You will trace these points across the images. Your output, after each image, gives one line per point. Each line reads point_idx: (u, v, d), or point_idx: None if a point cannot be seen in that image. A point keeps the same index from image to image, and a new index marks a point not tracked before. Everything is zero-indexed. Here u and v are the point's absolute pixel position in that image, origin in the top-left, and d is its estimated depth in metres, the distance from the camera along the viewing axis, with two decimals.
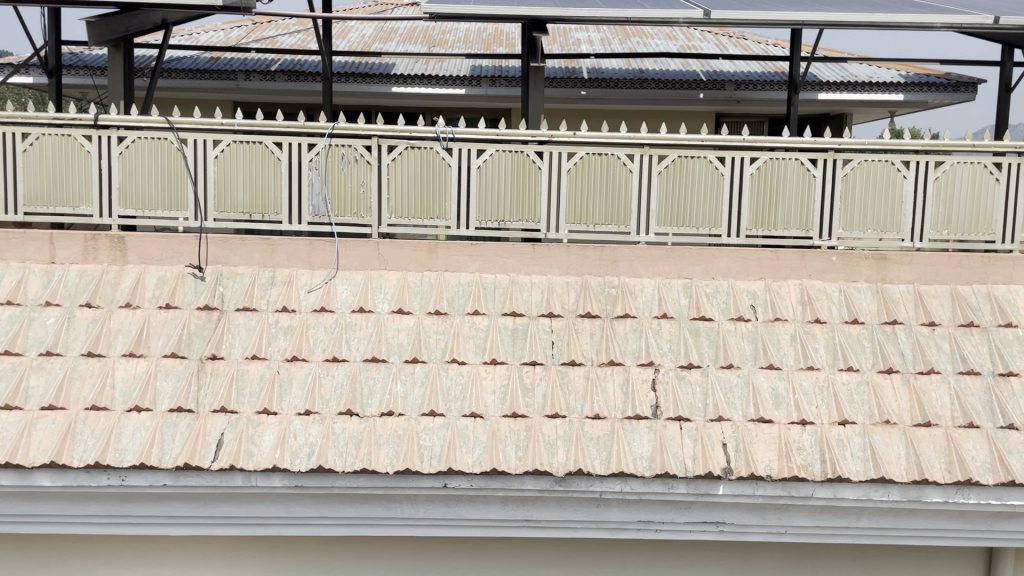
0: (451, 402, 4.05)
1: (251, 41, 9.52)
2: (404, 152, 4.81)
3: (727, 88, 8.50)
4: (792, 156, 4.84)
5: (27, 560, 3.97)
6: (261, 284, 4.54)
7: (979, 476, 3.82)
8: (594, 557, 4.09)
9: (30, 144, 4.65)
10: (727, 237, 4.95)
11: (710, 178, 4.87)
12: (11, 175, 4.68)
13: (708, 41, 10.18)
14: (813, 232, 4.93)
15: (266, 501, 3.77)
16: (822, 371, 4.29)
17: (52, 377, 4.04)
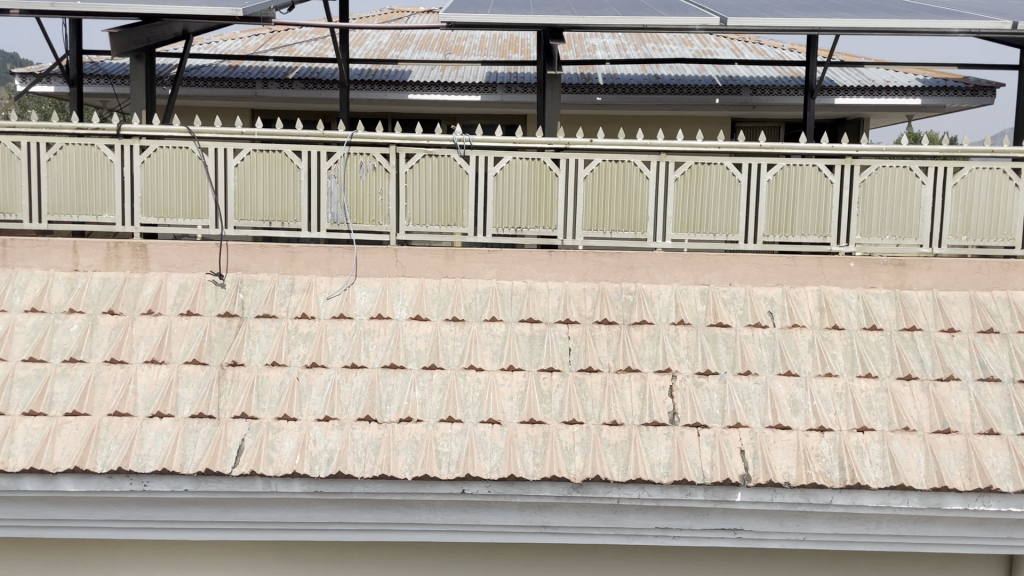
0: (549, 410, 4.11)
1: (306, 52, 9.62)
2: (508, 165, 4.86)
3: (744, 92, 8.49)
4: (898, 163, 4.86)
5: (138, 563, 4.11)
6: (329, 297, 4.57)
7: (1000, 483, 3.82)
8: (688, 560, 4.15)
9: (151, 156, 4.79)
10: (837, 246, 4.91)
11: (818, 188, 4.89)
12: (134, 186, 4.80)
13: (724, 46, 10.23)
14: (822, 239, 4.91)
15: (369, 508, 3.87)
16: (881, 378, 4.30)
17: (158, 383, 4.16)
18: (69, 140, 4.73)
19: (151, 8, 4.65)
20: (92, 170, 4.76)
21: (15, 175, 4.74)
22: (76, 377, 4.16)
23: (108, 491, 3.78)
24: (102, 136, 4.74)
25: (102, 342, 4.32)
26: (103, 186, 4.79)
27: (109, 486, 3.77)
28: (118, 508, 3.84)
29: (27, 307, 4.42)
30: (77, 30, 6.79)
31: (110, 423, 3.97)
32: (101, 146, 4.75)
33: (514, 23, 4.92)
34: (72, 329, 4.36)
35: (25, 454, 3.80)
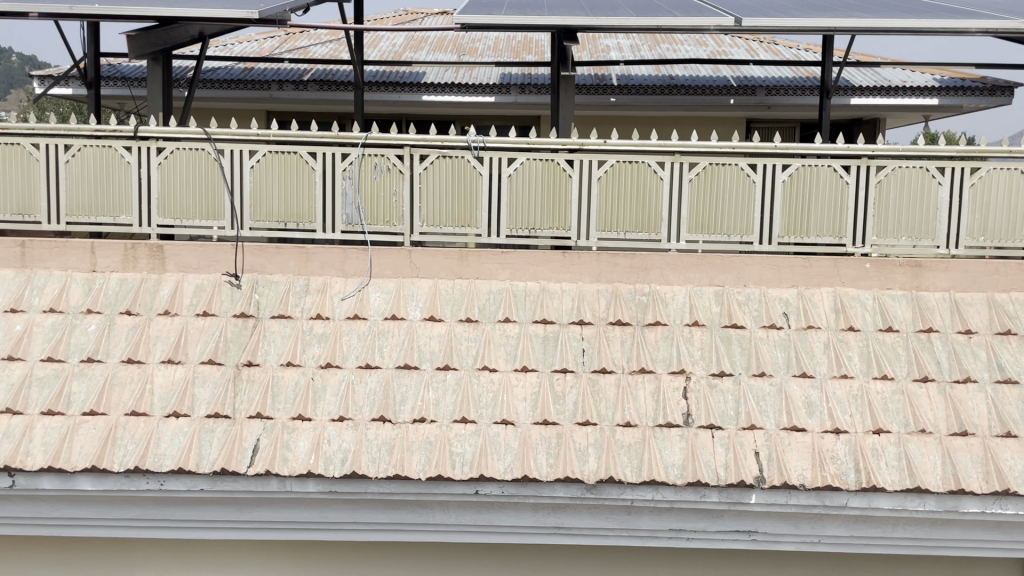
0: (482, 410, 4.05)
1: (285, 52, 9.61)
2: (434, 163, 4.75)
3: (759, 93, 8.40)
4: (826, 163, 4.76)
5: (64, 563, 4.05)
6: (269, 294, 4.52)
7: (931, 482, 3.77)
8: (623, 562, 4.08)
9: (76, 156, 4.66)
10: (760, 245, 4.83)
11: (742, 186, 4.79)
12: (59, 184, 4.67)
13: (738, 47, 10.13)
14: (759, 237, 4.81)
15: (300, 506, 3.82)
16: (856, 380, 4.24)
17: (94, 383, 4.08)
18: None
19: (90, 7, 4.62)
20: (19, 169, 4.64)
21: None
22: (11, 374, 4.09)
23: (35, 490, 3.73)
24: (28, 134, 4.62)
25: (41, 339, 4.25)
26: (28, 186, 4.66)
27: (38, 484, 3.72)
28: (44, 506, 3.80)
29: None
30: (94, 32, 6.81)
31: (41, 421, 3.91)
32: (30, 145, 4.63)
33: (466, 22, 4.88)
34: (12, 329, 4.26)
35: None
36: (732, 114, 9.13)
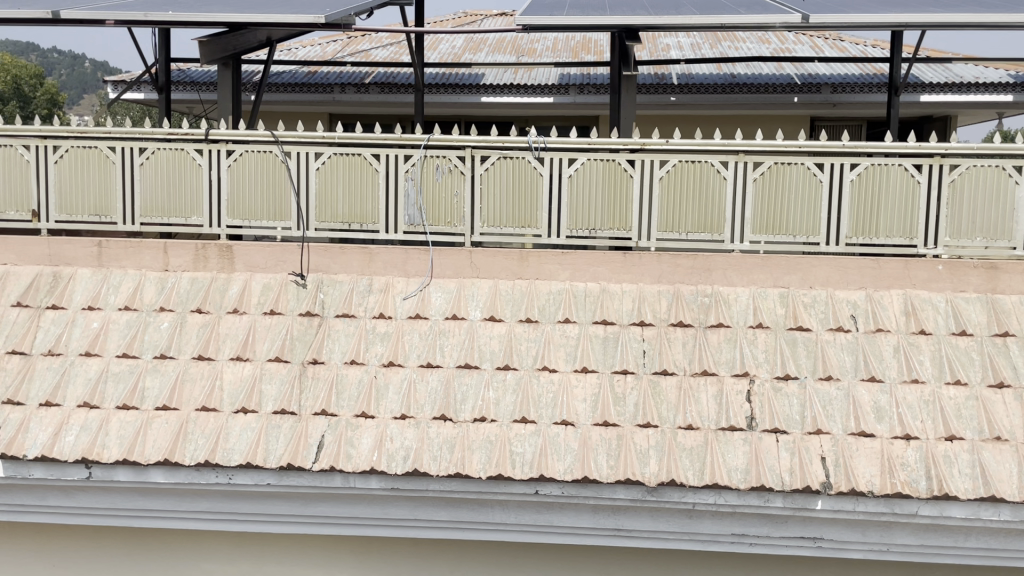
0: (543, 410, 4.05)
1: (347, 56, 9.78)
2: (495, 164, 4.76)
3: (825, 91, 8.20)
4: (897, 162, 4.63)
5: (138, 550, 4.20)
6: (333, 292, 4.59)
7: (1008, 492, 3.63)
8: (684, 566, 4.04)
9: (150, 159, 4.81)
10: (826, 245, 4.73)
11: (809, 187, 4.69)
12: (134, 187, 4.83)
13: (803, 44, 9.92)
14: (825, 238, 4.71)
15: (362, 502, 3.88)
16: (927, 385, 4.12)
17: (166, 378, 4.21)
18: (74, 143, 4.78)
19: (163, 14, 4.77)
20: (96, 172, 4.81)
21: (26, 178, 4.81)
22: (87, 369, 4.24)
23: (110, 482, 3.87)
24: (105, 137, 4.79)
25: (115, 336, 4.39)
26: (105, 188, 4.83)
27: (113, 476, 3.85)
28: (119, 497, 3.94)
29: (49, 302, 4.53)
30: (164, 38, 7.01)
31: (115, 415, 4.05)
32: (106, 148, 4.79)
33: (527, 23, 4.89)
34: (90, 326, 4.42)
35: (76, 443, 3.93)
36: (795, 112, 8.94)
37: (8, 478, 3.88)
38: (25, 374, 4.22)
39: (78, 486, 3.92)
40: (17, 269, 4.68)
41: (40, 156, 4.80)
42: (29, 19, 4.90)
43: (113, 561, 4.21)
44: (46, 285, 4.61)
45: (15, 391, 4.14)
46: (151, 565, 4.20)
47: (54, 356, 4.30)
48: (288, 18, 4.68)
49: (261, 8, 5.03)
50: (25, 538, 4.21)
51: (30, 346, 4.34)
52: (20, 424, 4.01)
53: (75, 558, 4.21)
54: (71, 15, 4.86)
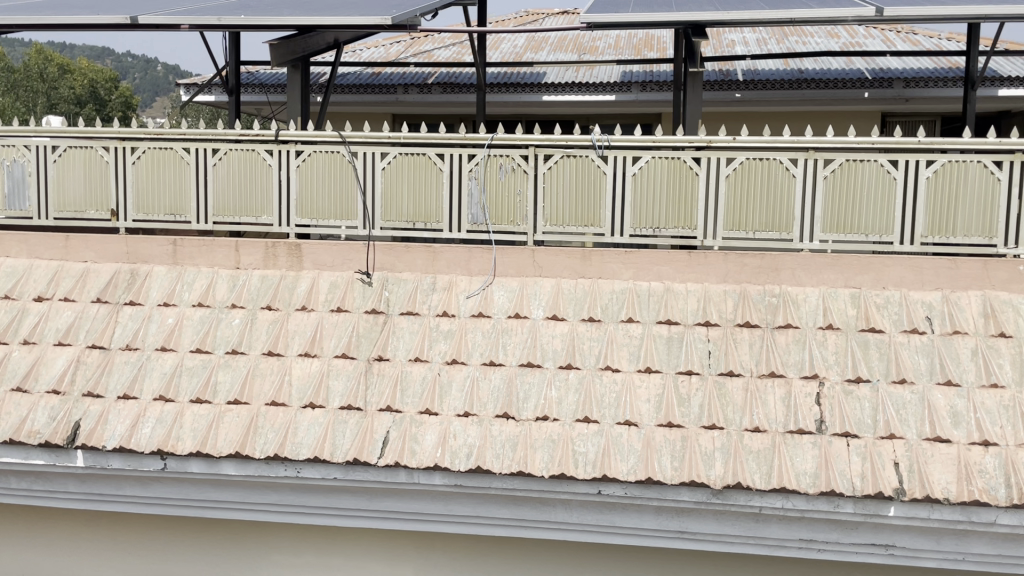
0: (606, 410, 4.03)
1: (411, 57, 9.89)
2: (559, 163, 4.76)
3: (896, 86, 7.97)
4: (976, 158, 4.47)
5: (210, 540, 4.32)
6: (397, 290, 4.64)
7: None
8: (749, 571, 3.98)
9: (223, 159, 4.94)
10: (900, 245, 4.58)
11: (882, 184, 4.56)
12: (207, 187, 4.97)
13: (874, 38, 9.64)
14: (898, 238, 4.57)
15: (426, 499, 3.93)
16: (1008, 390, 3.96)
17: (238, 373, 4.32)
18: (152, 145, 4.95)
19: (236, 18, 4.90)
20: (172, 172, 4.96)
21: (105, 178, 4.99)
22: (162, 364, 4.38)
23: (184, 473, 4.00)
24: (181, 138, 4.94)
25: (189, 331, 4.52)
26: (180, 188, 4.98)
27: (187, 467, 3.99)
28: (193, 488, 4.07)
29: (126, 299, 4.68)
30: (234, 41, 7.19)
31: (189, 409, 4.18)
32: (181, 149, 4.94)
33: (592, 20, 4.86)
34: (165, 322, 4.56)
35: (153, 435, 4.07)
36: (866, 108, 8.70)
37: (89, 468, 4.05)
38: (104, 367, 4.37)
39: (153, 477, 4.06)
40: (96, 266, 4.85)
41: (119, 158, 4.98)
42: (109, 25, 5.07)
43: (187, 550, 4.35)
44: (123, 282, 4.77)
45: (95, 384, 4.30)
46: (223, 555, 4.32)
47: (131, 350, 4.44)
48: (356, 20, 4.75)
49: (328, 10, 5.12)
50: (106, 526, 4.39)
51: (109, 340, 4.50)
52: (100, 416, 4.17)
53: (152, 546, 4.37)
54: (148, 20, 5.02)
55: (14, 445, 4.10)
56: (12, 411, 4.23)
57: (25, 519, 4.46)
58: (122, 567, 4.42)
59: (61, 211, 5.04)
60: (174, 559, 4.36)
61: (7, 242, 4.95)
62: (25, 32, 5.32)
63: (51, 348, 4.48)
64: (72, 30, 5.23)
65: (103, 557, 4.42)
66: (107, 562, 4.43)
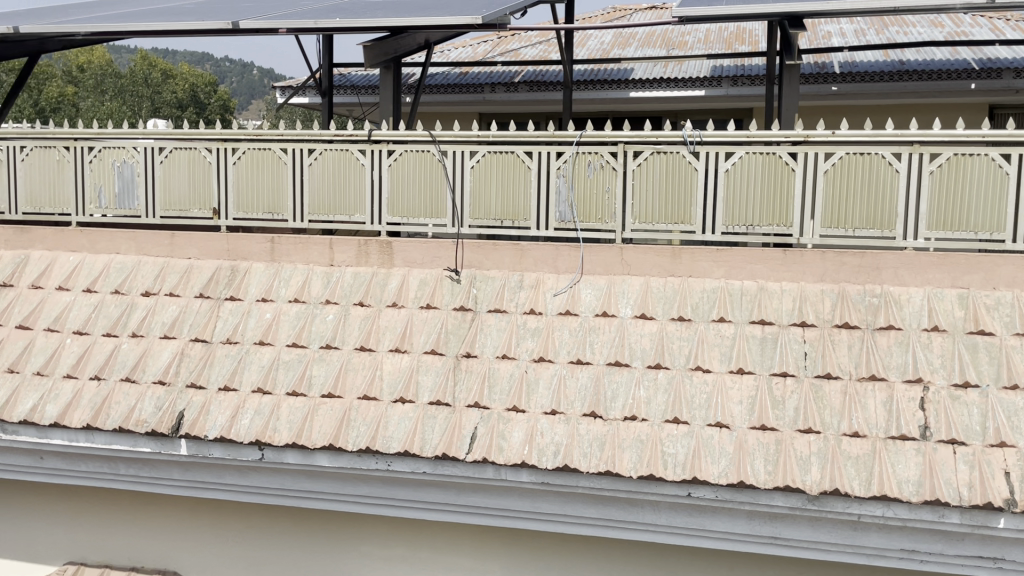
0: (696, 410, 3.96)
1: (498, 56, 9.93)
2: (649, 160, 4.70)
3: (1006, 76, 7.55)
4: None
5: (305, 529, 4.47)
6: (485, 287, 4.66)
7: None
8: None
9: (318, 159, 5.08)
10: (1013, 243, 4.34)
11: (994, 179, 4.32)
12: (303, 186, 5.11)
13: (982, 26, 9.15)
14: (1011, 235, 4.33)
15: (515, 495, 3.97)
16: None
17: (331, 367, 4.43)
18: (251, 146, 5.13)
19: (331, 21, 5.03)
20: (271, 172, 5.13)
21: (208, 178, 5.21)
22: (259, 357, 4.53)
23: (281, 463, 4.15)
24: (278, 139, 5.11)
25: (285, 326, 4.66)
26: (277, 187, 5.14)
27: (283, 457, 4.13)
28: (290, 478, 4.22)
29: (227, 294, 4.85)
30: (327, 44, 7.38)
31: (285, 402, 4.31)
32: (279, 150, 5.11)
33: (684, 14, 4.78)
34: (264, 317, 4.71)
35: (251, 425, 4.22)
36: (972, 100, 8.27)
37: (193, 456, 4.25)
38: (206, 360, 4.55)
39: (252, 466, 4.23)
40: (198, 263, 5.04)
41: (221, 159, 5.19)
42: (212, 31, 5.27)
43: (283, 539, 4.51)
44: (224, 278, 4.95)
45: (198, 375, 4.48)
46: (316, 544, 4.46)
47: (231, 344, 4.61)
48: (447, 20, 4.80)
49: (420, 12, 5.19)
50: (207, 512, 4.59)
51: (210, 334, 4.67)
52: (202, 406, 4.34)
53: (251, 533, 4.55)
54: (249, 25, 5.18)
55: (123, 433, 4.31)
56: (121, 401, 4.44)
57: (134, 504, 4.70)
58: (221, 552, 4.61)
59: (167, 210, 5.28)
60: (271, 548, 4.53)
61: (117, 240, 5.19)
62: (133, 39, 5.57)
63: (157, 341, 4.68)
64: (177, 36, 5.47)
65: (204, 543, 4.62)
66: (208, 547, 4.62)
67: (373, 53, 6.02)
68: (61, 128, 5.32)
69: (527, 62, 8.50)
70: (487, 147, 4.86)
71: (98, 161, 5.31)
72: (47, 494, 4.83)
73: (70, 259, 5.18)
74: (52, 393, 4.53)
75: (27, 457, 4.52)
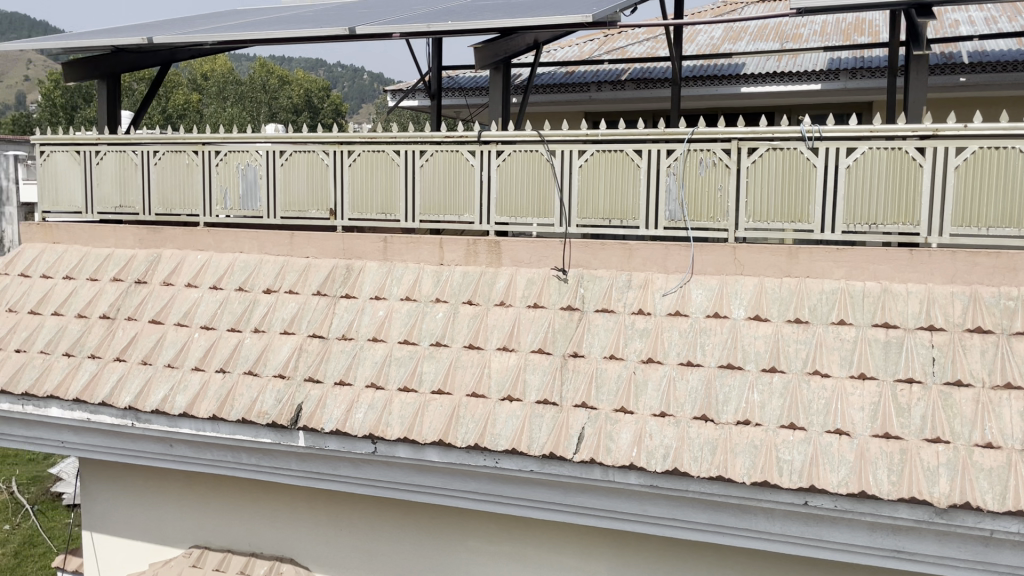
0: (814, 416, 3.83)
1: (604, 55, 9.88)
2: (763, 157, 4.57)
3: None
4: None
5: (417, 522, 4.61)
6: (592, 286, 4.60)
7: None
8: None
9: (429, 160, 5.18)
10: None
11: None
12: (415, 187, 5.22)
13: None
14: None
15: (620, 497, 4.00)
16: None
17: (441, 363, 4.50)
18: (366, 148, 5.29)
19: (443, 24, 5.10)
20: (384, 173, 5.27)
21: (325, 180, 5.40)
22: (372, 353, 4.65)
23: (393, 457, 4.29)
24: (392, 141, 5.24)
25: (396, 323, 4.77)
26: (390, 188, 5.27)
27: (395, 451, 4.28)
28: (402, 473, 4.38)
29: (342, 292, 4.99)
30: (436, 47, 7.51)
31: (397, 398, 4.41)
32: (392, 152, 5.24)
33: (803, 5, 4.61)
34: (376, 314, 4.83)
35: (366, 417, 4.37)
36: None
37: (310, 447, 4.45)
38: (322, 356, 4.71)
39: (365, 459, 4.39)
40: (314, 261, 5.21)
41: (337, 161, 5.37)
42: (329, 36, 5.43)
43: (396, 531, 4.66)
44: (338, 276, 5.09)
45: (315, 369, 4.64)
46: (428, 537, 4.60)
47: (346, 340, 4.75)
48: (558, 19, 4.79)
49: (530, 12, 5.19)
50: (323, 503, 4.79)
51: (327, 330, 4.83)
52: (319, 400, 4.51)
53: (365, 524, 4.72)
54: (364, 30, 5.32)
55: (246, 424, 4.54)
56: (244, 393, 4.66)
57: (255, 492, 4.94)
58: (336, 541, 4.80)
59: (287, 211, 5.49)
60: (384, 540, 4.69)
61: (241, 240, 5.43)
62: (256, 47, 5.81)
63: (277, 336, 4.88)
64: (296, 43, 5.67)
65: (321, 531, 4.82)
66: (324, 535, 4.81)
67: (482, 54, 6.05)
68: (191, 133, 5.63)
69: (635, 60, 8.40)
70: (596, 146, 4.83)
71: (224, 165, 5.59)
72: (175, 480, 5.13)
73: (197, 257, 5.46)
74: (181, 384, 4.81)
75: (158, 444, 4.86)
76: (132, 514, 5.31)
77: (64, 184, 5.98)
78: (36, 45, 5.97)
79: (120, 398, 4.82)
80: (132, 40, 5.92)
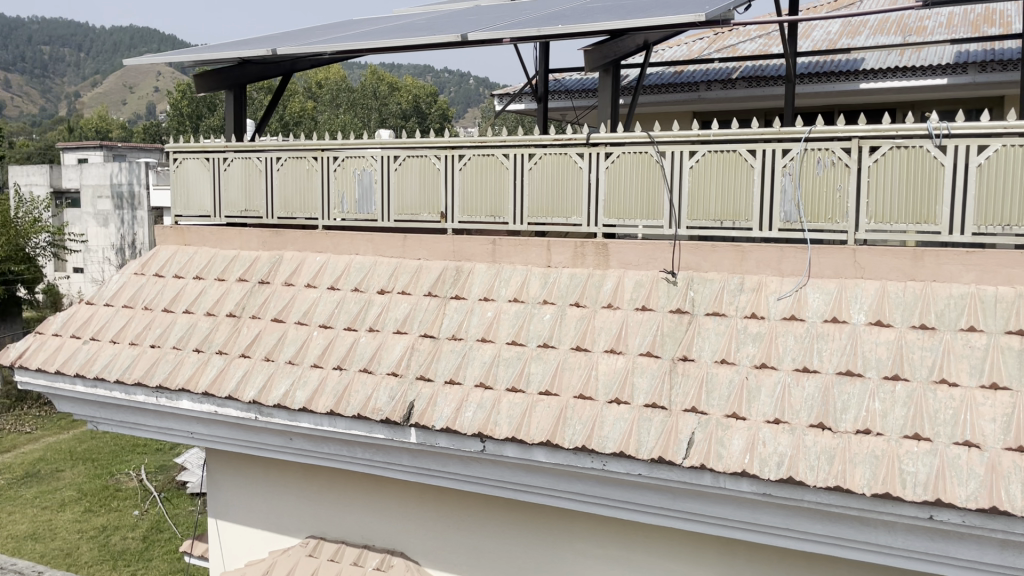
0: (940, 427, 3.65)
1: (715, 53, 9.69)
2: (885, 156, 4.38)
3: None
4: None
5: (526, 522, 4.67)
6: (703, 289, 4.52)
7: None
8: None
9: (538, 163, 5.22)
10: None
11: None
12: (523, 189, 5.27)
13: None
14: None
15: (732, 505, 3.96)
16: None
17: (548, 365, 4.52)
18: (476, 152, 5.38)
19: (553, 28, 5.12)
20: (493, 177, 5.34)
21: (436, 184, 5.52)
22: (481, 353, 4.73)
23: (501, 456, 4.37)
24: (502, 145, 5.31)
25: (505, 324, 4.82)
26: (500, 191, 5.34)
27: (504, 451, 4.35)
28: (511, 472, 4.46)
29: (452, 293, 5.09)
30: (544, 50, 7.55)
31: (505, 398, 4.47)
32: (501, 155, 5.31)
33: None
34: (485, 315, 4.89)
35: (475, 416, 4.44)
36: None
37: (422, 444, 4.59)
38: (433, 355, 4.82)
39: (474, 457, 4.48)
40: (425, 263, 5.34)
41: (448, 164, 5.48)
42: (442, 43, 5.54)
43: (504, 530, 4.73)
44: (448, 277, 5.20)
45: (426, 368, 4.76)
46: (536, 537, 4.64)
47: (456, 340, 4.85)
48: (669, 20, 4.74)
49: (640, 12, 5.15)
50: (433, 500, 4.91)
51: (438, 330, 4.94)
52: (430, 398, 4.61)
53: (473, 522, 4.82)
54: (475, 37, 5.41)
55: (361, 420, 4.70)
56: (359, 389, 4.82)
57: (368, 486, 5.11)
58: (446, 537, 4.92)
59: (400, 214, 5.65)
60: (492, 538, 4.77)
61: (357, 243, 5.62)
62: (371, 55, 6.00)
63: (390, 336, 5.03)
64: (410, 51, 5.82)
65: (431, 527, 4.95)
66: (433, 531, 4.94)
67: (591, 56, 6.04)
68: (311, 140, 5.87)
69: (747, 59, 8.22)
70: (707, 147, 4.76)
71: (341, 170, 5.79)
72: (293, 472, 5.37)
73: (316, 259, 5.68)
74: (300, 380, 5.01)
75: (279, 437, 5.11)
76: (254, 504, 5.58)
77: (194, 189, 6.34)
78: (172, 59, 6.35)
79: (245, 392, 5.08)
80: (257, 52, 6.23)
